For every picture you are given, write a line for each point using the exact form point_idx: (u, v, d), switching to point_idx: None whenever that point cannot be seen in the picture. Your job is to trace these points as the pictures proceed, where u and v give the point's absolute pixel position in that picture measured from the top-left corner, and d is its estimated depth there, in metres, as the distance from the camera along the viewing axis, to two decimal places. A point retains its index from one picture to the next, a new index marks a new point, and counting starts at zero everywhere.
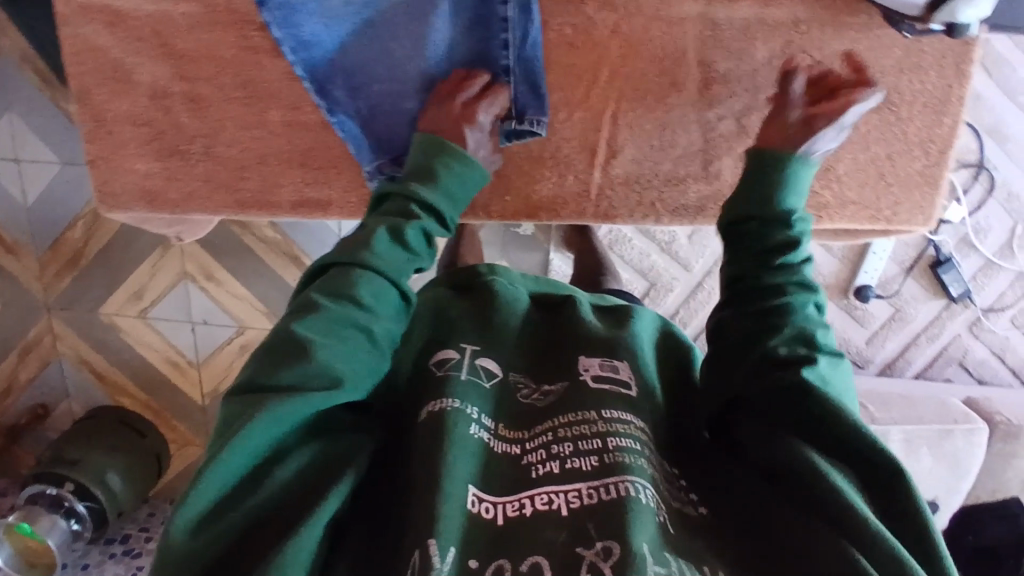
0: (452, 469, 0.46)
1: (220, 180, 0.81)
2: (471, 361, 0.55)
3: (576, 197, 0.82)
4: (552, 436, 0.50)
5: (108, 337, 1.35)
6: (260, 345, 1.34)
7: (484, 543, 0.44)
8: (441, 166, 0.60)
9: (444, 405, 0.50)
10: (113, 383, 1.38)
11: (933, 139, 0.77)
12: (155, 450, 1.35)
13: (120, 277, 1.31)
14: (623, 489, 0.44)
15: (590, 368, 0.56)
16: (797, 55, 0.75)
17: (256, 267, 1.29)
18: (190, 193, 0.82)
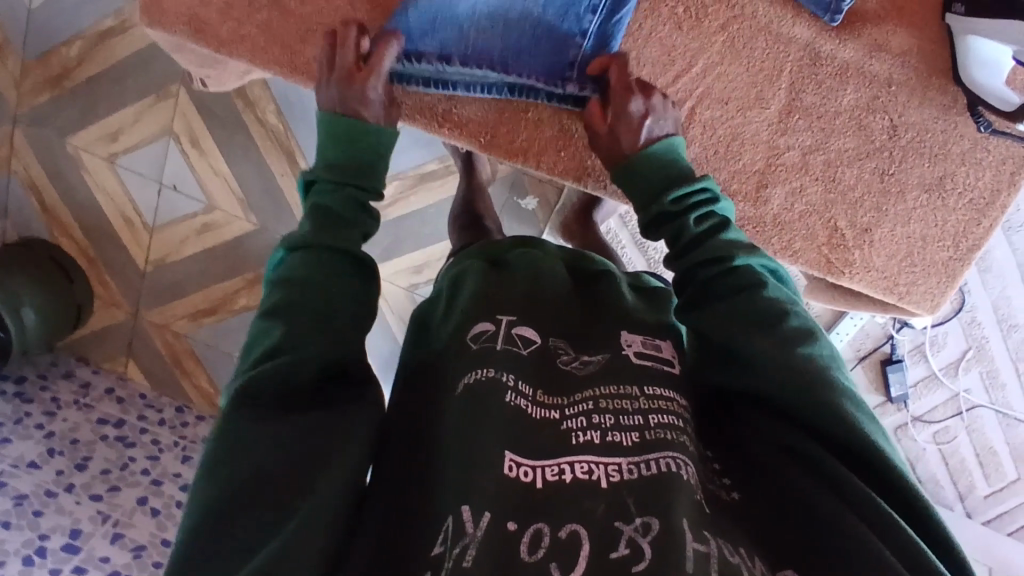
0: (487, 430, 0.51)
1: (280, 36, 0.78)
2: (507, 332, 0.61)
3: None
4: (594, 404, 0.53)
5: (69, 168, 1.26)
6: (223, 230, 1.28)
7: (519, 502, 0.47)
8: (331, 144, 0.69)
9: (479, 376, 0.56)
10: (56, 218, 1.29)
11: (965, 237, 0.83)
12: (77, 300, 1.28)
13: (101, 112, 1.22)
14: (664, 465, 0.48)
15: (633, 345, 0.61)
16: (877, 112, 0.80)
17: (247, 150, 1.23)
18: (241, 37, 0.77)
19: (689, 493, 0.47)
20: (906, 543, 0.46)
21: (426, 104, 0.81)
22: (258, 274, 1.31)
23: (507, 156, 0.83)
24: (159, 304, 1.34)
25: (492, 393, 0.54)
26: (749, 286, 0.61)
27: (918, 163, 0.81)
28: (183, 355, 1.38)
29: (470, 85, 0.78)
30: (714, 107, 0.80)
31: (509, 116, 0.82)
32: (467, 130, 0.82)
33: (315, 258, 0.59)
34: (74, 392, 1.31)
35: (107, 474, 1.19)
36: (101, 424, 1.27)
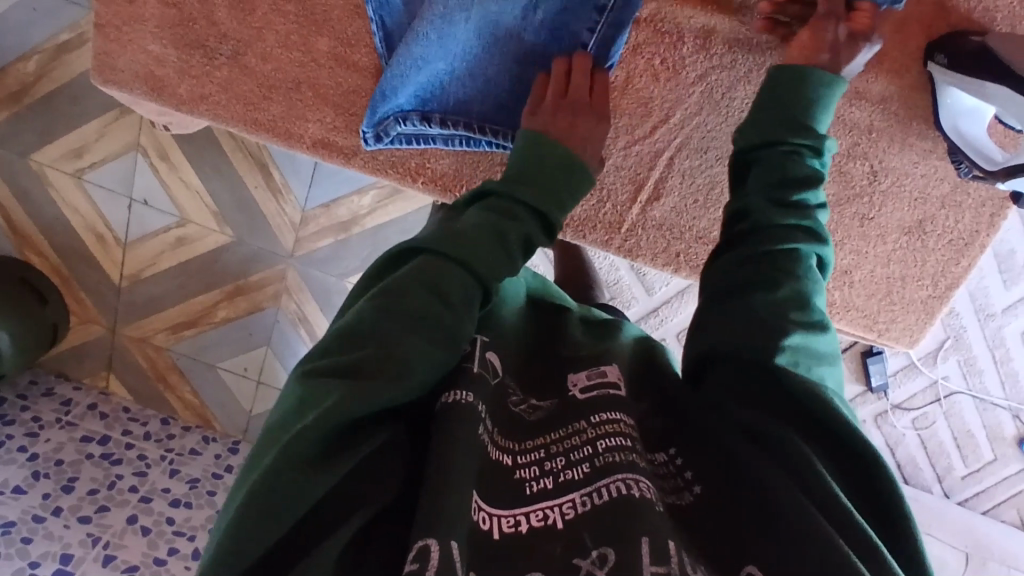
0: (459, 457, 0.44)
1: (242, 93, 0.79)
2: (481, 356, 0.53)
3: (609, 225, 0.85)
4: (545, 451, 0.50)
5: (33, 187, 1.23)
6: (197, 243, 1.26)
7: (476, 547, 0.43)
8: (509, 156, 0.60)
9: (457, 399, 0.47)
10: (25, 236, 1.27)
11: (945, 274, 0.84)
12: (53, 319, 1.26)
13: (63, 128, 1.18)
14: (613, 491, 0.45)
15: (578, 383, 0.57)
16: (858, 159, 0.80)
17: (218, 163, 1.20)
18: (202, 95, 0.79)
19: (657, 516, 0.43)
20: (864, 535, 0.41)
21: (401, 159, 0.81)
22: (236, 287, 1.29)
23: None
24: (136, 318, 1.33)
25: (459, 422, 0.46)
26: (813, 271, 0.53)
27: (897, 207, 0.81)
28: (166, 369, 1.37)
29: (448, 140, 0.77)
30: (693, 155, 0.82)
31: (485, 166, 0.81)
32: (443, 183, 0.81)
33: (419, 272, 0.48)
34: (55, 411, 1.29)
35: (95, 494, 1.19)
36: (85, 443, 1.26)
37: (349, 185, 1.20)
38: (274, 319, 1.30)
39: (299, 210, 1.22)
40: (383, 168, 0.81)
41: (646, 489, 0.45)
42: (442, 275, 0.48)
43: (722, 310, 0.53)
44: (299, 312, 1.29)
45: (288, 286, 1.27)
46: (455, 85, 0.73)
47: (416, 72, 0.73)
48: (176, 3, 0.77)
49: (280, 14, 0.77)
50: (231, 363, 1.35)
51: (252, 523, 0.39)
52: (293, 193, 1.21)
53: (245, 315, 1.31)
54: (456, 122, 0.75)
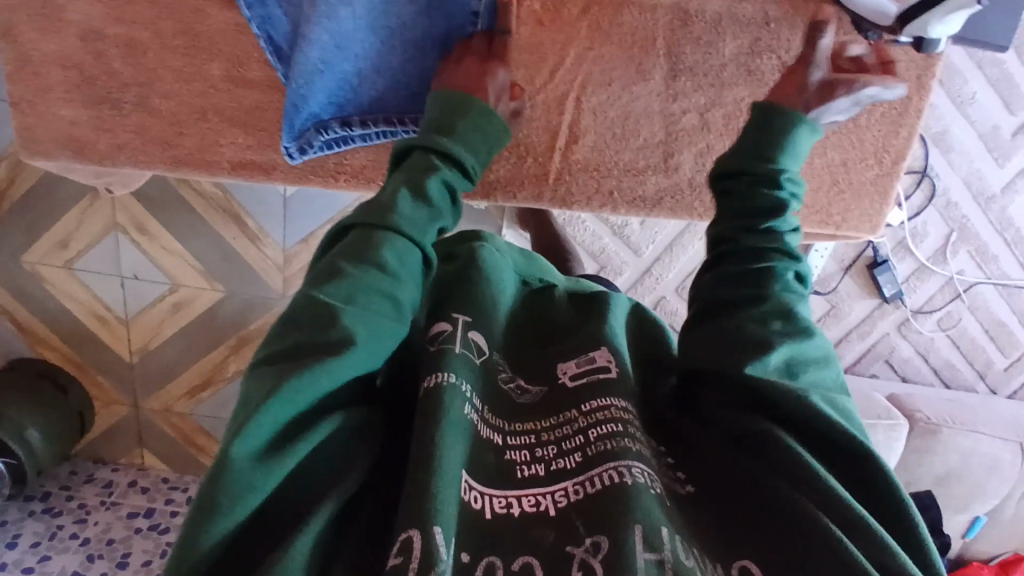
0: (447, 448, 0.43)
1: (156, 135, 0.82)
2: (463, 335, 0.52)
3: (536, 179, 0.82)
4: (535, 438, 0.50)
5: (32, 286, 1.28)
6: (195, 304, 1.29)
7: (468, 534, 0.43)
8: (462, 122, 0.59)
9: (439, 380, 0.47)
10: (34, 334, 1.31)
11: (889, 148, 0.81)
12: (78, 408, 1.31)
13: (45, 224, 1.23)
14: (607, 479, 0.44)
15: (567, 370, 0.55)
16: (764, 53, 0.75)
17: (195, 222, 1.23)
18: (121, 145, 0.83)
19: (654, 502, 0.43)
20: (856, 514, 0.41)
21: (321, 160, 0.81)
22: (240, 338, 1.31)
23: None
24: (156, 390, 1.36)
25: (435, 405, 0.45)
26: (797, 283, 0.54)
27: None
28: (193, 433, 1.39)
29: (365, 135, 0.72)
30: (597, 91, 0.77)
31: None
32: (366, 174, 0.82)
33: (356, 249, 0.47)
34: (99, 493, 1.35)
35: (150, 565, 1.24)
36: (132, 518, 1.32)
37: (323, 215, 1.22)
38: None
39: (280, 250, 1.24)
40: (305, 174, 0.82)
41: (640, 476, 0.44)
42: (370, 242, 0.48)
43: (703, 319, 0.54)
44: None
45: None
46: (363, 84, 0.68)
47: (319, 77, 0.66)
48: (73, 64, 0.78)
49: (168, 51, 0.77)
50: None
51: (213, 522, 0.37)
52: (271, 236, 1.23)
53: None
54: (373, 119, 0.70)
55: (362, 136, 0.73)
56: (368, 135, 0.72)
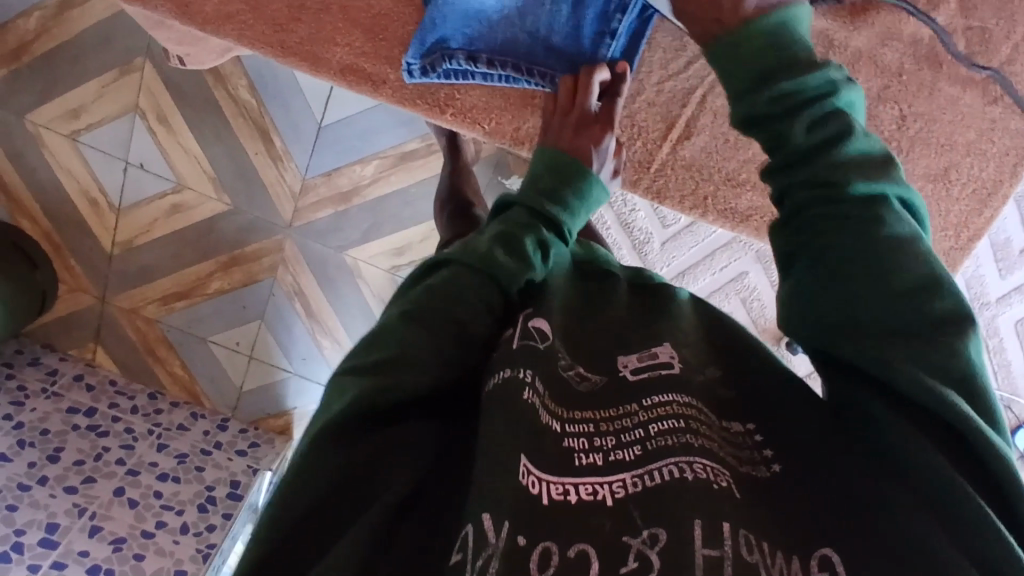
0: (502, 433, 0.42)
1: (269, 14, 0.73)
2: (522, 327, 0.50)
3: (637, 165, 0.79)
4: (594, 426, 0.45)
5: (29, 149, 1.21)
6: (193, 211, 1.23)
7: (521, 510, 0.39)
8: (564, 187, 0.61)
9: (498, 377, 0.46)
10: (17, 200, 1.25)
11: (967, 225, 0.76)
12: (42, 286, 1.24)
13: (63, 89, 1.17)
14: (667, 474, 0.40)
15: (628, 363, 0.49)
16: (888, 102, 0.75)
17: (218, 127, 1.17)
18: (228, 15, 0.73)
19: (709, 500, 0.38)
20: (989, 532, 0.35)
21: (431, 90, 0.77)
22: (231, 257, 1.26)
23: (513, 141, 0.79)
24: (128, 288, 1.29)
25: (501, 393, 0.44)
26: (874, 259, 0.44)
27: (923, 154, 0.75)
28: (156, 342, 1.34)
29: (487, 76, 0.76)
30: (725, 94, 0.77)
31: (518, 100, 0.77)
32: (471, 118, 0.78)
33: (444, 279, 0.50)
34: (42, 380, 1.28)
35: (81, 465, 1.20)
36: (71, 413, 1.26)
37: (352, 155, 1.18)
38: (270, 291, 1.28)
39: (299, 179, 1.19)
40: (410, 98, 0.76)
41: (701, 472, 0.40)
42: (463, 280, 0.50)
43: (806, 305, 0.47)
44: (295, 285, 1.27)
45: (285, 258, 1.25)
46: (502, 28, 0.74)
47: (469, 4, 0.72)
48: None
49: None
50: (224, 337, 1.32)
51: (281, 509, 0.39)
52: (294, 160, 1.18)
53: (240, 287, 1.28)
54: (503, 63, 0.75)
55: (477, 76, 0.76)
56: (490, 76, 0.76)
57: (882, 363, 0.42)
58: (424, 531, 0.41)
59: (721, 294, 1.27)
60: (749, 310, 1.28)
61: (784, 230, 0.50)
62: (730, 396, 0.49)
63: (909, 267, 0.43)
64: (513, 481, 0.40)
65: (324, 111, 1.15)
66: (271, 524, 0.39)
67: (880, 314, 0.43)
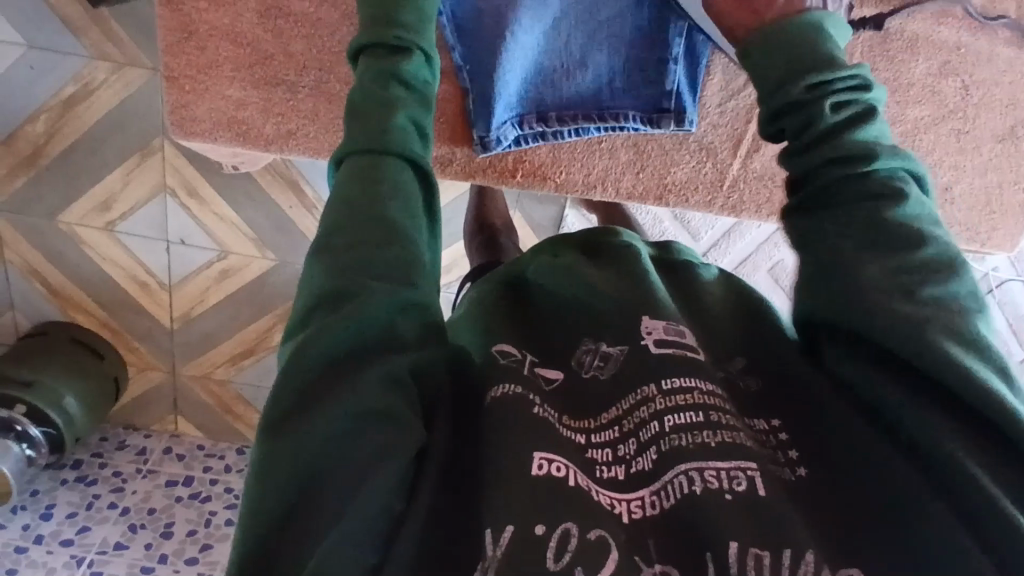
0: (505, 448, 0.41)
1: (331, 120, 0.80)
2: (530, 366, 0.49)
3: (708, 186, 0.83)
4: (620, 429, 0.44)
5: (67, 247, 1.23)
6: (240, 273, 1.25)
7: (546, 499, 0.38)
8: (397, 106, 0.50)
9: (505, 390, 0.45)
10: (65, 297, 1.27)
11: None
12: (113, 372, 1.27)
13: (85, 183, 1.18)
14: (677, 489, 0.39)
15: (653, 331, 0.48)
16: (950, 76, 0.79)
17: (248, 189, 1.18)
18: (290, 131, 0.80)
19: (725, 517, 0.37)
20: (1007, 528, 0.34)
21: (498, 156, 0.80)
22: (287, 308, 1.28)
23: (585, 186, 0.82)
24: (194, 357, 1.32)
25: (513, 410, 0.43)
26: (896, 236, 0.43)
27: (991, 117, 0.81)
28: (232, 401, 1.37)
29: (558, 134, 0.77)
30: None
31: (584, 148, 0.81)
32: (542, 173, 0.81)
33: (351, 204, 0.45)
34: (134, 461, 1.34)
35: (195, 534, 1.25)
36: (171, 486, 1.32)
37: None
38: None
39: None
40: (482, 171, 0.80)
41: (713, 483, 0.39)
42: (374, 204, 0.45)
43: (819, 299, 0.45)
44: None
45: None
46: (551, 95, 0.75)
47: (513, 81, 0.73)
48: (249, 43, 0.77)
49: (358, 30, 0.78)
50: None
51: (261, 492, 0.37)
52: None
53: None
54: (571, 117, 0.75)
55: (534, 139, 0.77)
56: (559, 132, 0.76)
57: (905, 348, 0.39)
58: (435, 509, 0.39)
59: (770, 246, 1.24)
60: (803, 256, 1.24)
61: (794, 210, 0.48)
62: (757, 389, 0.46)
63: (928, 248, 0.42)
64: (530, 475, 0.39)
65: None
66: (253, 515, 0.37)
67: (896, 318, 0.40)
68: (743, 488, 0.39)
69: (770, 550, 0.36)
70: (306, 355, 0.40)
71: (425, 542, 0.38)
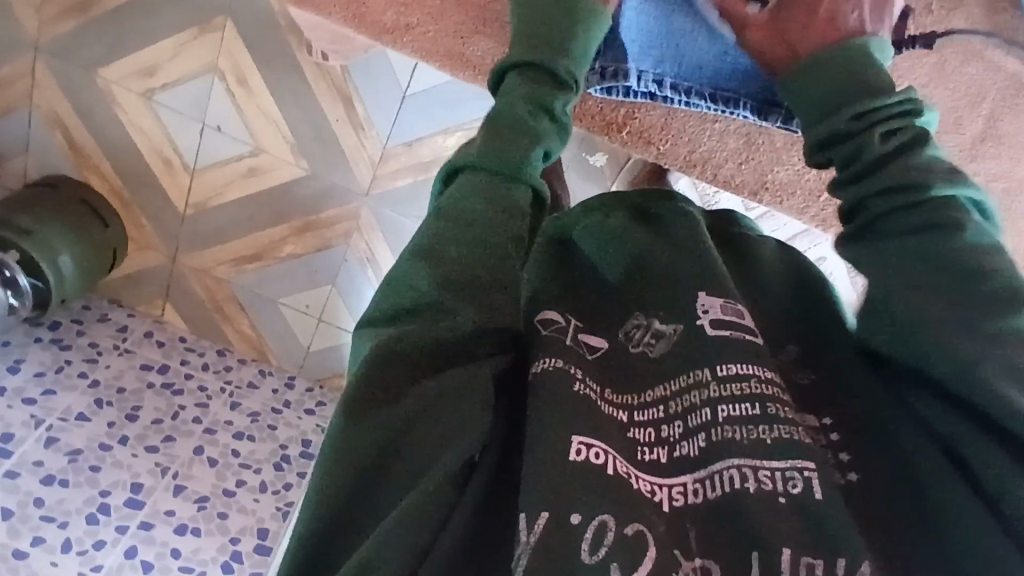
0: (547, 429, 0.44)
1: (451, 26, 0.83)
2: (574, 333, 0.51)
3: (807, 191, 0.80)
4: (664, 410, 0.48)
5: (98, 104, 1.18)
6: (268, 174, 1.22)
7: (591, 489, 0.42)
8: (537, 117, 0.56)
9: (545, 366, 0.47)
10: (84, 156, 1.23)
11: None
12: (113, 243, 1.23)
13: (134, 44, 1.14)
14: (727, 483, 0.43)
15: (709, 310, 0.50)
16: None
17: (297, 91, 1.14)
18: (406, 25, 0.84)
19: (768, 518, 0.42)
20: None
21: (609, 108, 0.79)
22: (306, 222, 1.25)
23: (684, 164, 0.80)
24: (200, 247, 1.29)
25: (552, 387, 0.46)
26: (960, 277, 0.44)
27: None
28: (226, 301, 1.34)
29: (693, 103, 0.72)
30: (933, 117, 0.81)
31: (696, 123, 0.79)
32: (648, 138, 0.79)
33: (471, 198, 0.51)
34: (113, 337, 1.30)
35: (159, 423, 1.23)
36: (145, 370, 1.28)
37: (434, 124, 1.14)
38: (343, 258, 1.28)
39: (379, 147, 1.17)
40: (589, 117, 0.80)
41: (768, 483, 0.43)
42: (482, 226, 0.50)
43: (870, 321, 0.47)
44: (369, 252, 1.27)
45: (359, 225, 1.25)
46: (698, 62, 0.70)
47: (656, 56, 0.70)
48: None
49: None
50: (294, 300, 1.33)
51: (339, 468, 0.43)
52: (375, 128, 1.16)
53: (314, 252, 1.28)
54: (687, 88, 0.71)
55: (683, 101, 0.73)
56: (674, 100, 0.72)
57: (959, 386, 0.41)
58: (480, 498, 0.45)
59: None
60: None
61: (855, 247, 0.50)
62: (808, 382, 0.50)
63: (1010, 287, 0.43)
64: (565, 462, 0.43)
65: (409, 78, 1.11)
66: (330, 488, 0.43)
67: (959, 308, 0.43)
68: (798, 491, 0.42)
69: (823, 561, 0.40)
70: (398, 353, 0.46)
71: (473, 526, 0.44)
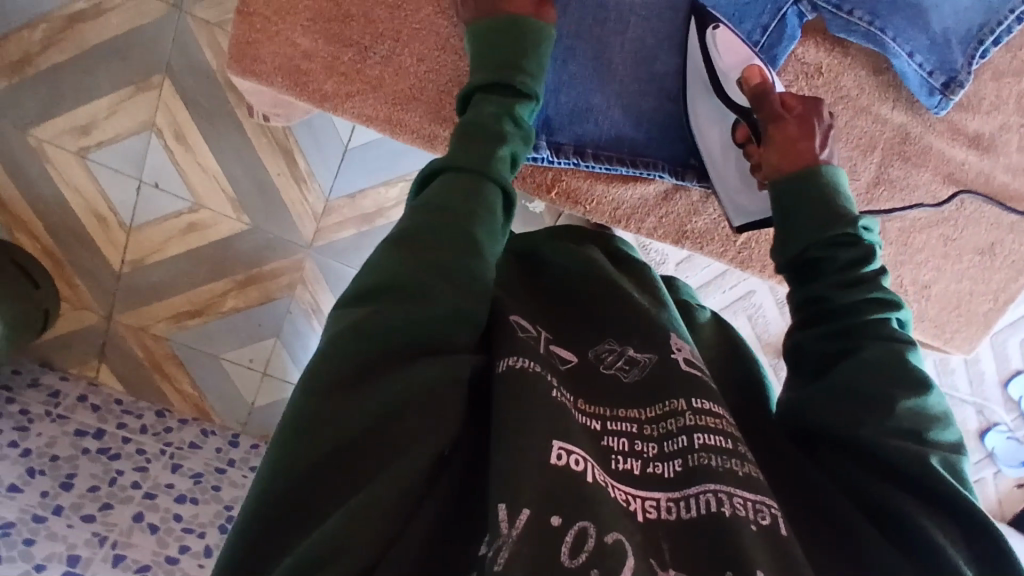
0: (524, 438, 0.41)
1: (392, 92, 0.81)
2: (546, 344, 0.51)
3: (723, 238, 0.92)
4: (639, 428, 0.48)
5: (35, 168, 1.17)
6: (208, 231, 1.22)
7: (566, 496, 0.39)
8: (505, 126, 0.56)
9: (522, 365, 0.46)
10: (17, 216, 1.20)
11: (1003, 290, 0.98)
12: (45, 304, 1.14)
13: (71, 102, 1.14)
14: (703, 505, 0.41)
15: (682, 350, 0.52)
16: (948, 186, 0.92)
17: (238, 145, 1.16)
18: (348, 93, 0.81)
19: (750, 536, 0.39)
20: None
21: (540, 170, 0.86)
22: (248, 276, 1.25)
23: (611, 220, 0.89)
24: (136, 307, 1.27)
25: (529, 386, 0.44)
26: (890, 368, 0.48)
27: (977, 230, 0.94)
28: (164, 359, 1.31)
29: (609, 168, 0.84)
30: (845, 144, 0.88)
31: (620, 181, 0.88)
32: (574, 198, 0.87)
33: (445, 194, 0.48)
34: (45, 403, 1.20)
35: (95, 491, 1.11)
36: (79, 436, 1.17)
37: (380, 171, 1.17)
38: (286, 310, 1.28)
39: (322, 200, 1.19)
40: (522, 178, 0.85)
41: (740, 511, 0.41)
42: (463, 214, 0.47)
43: (806, 395, 0.51)
44: (314, 304, 1.27)
45: (303, 276, 1.25)
46: (605, 122, 0.83)
47: (581, 120, 0.82)
48: None
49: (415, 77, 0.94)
50: (236, 354, 1.31)
51: (269, 481, 0.39)
52: (317, 181, 1.18)
53: (255, 305, 1.27)
54: (607, 157, 0.84)
55: (604, 169, 0.85)
56: (595, 169, 0.85)
57: (896, 458, 0.44)
58: (432, 527, 0.40)
59: (729, 312, 1.24)
60: (754, 328, 1.24)
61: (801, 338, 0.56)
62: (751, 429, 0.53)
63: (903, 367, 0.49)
64: (543, 461, 0.40)
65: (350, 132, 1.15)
66: (248, 507, 0.39)
67: (872, 409, 0.46)
68: (766, 523, 0.41)
69: None
70: (356, 347, 0.42)
71: (437, 533, 0.41)
